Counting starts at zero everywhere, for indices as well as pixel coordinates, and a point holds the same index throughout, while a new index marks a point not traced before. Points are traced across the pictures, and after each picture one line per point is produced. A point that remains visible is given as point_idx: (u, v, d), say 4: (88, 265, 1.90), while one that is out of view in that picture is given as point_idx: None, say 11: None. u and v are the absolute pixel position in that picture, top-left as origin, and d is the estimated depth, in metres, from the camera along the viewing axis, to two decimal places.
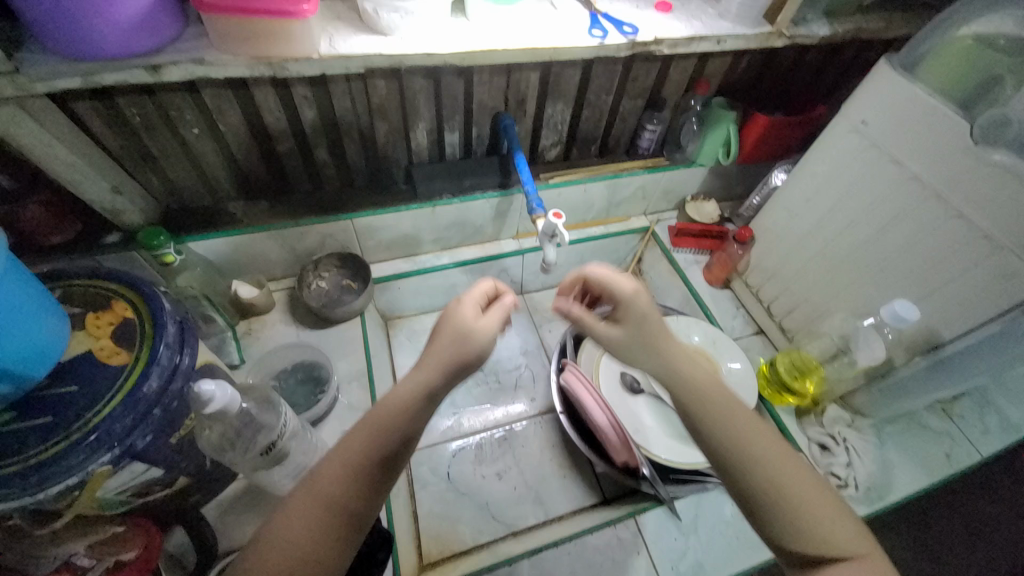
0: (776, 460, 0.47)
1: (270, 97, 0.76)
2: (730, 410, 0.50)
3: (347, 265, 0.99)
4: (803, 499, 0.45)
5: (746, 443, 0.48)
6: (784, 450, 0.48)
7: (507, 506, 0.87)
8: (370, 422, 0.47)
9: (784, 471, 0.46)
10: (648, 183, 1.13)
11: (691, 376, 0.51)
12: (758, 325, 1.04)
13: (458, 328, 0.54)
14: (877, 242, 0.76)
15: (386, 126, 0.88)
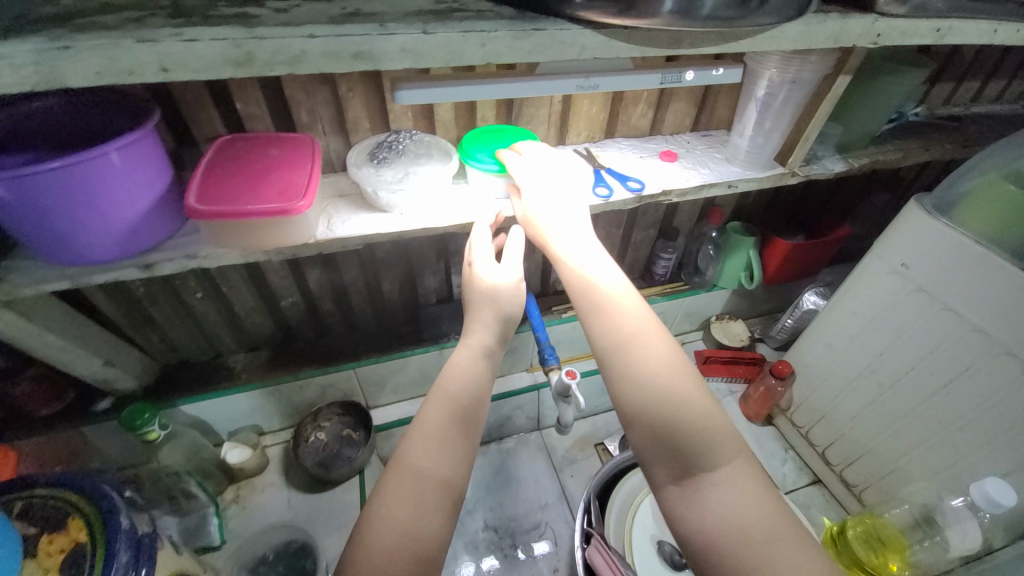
0: (658, 376, 0.49)
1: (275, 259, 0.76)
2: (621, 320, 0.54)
3: (348, 414, 0.91)
4: (685, 412, 0.48)
5: (636, 360, 0.51)
6: (655, 339, 0.53)
7: None
8: (441, 397, 0.53)
9: (666, 385, 0.49)
10: (668, 309, 1.07)
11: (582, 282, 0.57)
12: (814, 473, 0.90)
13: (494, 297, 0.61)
14: (945, 397, 0.65)
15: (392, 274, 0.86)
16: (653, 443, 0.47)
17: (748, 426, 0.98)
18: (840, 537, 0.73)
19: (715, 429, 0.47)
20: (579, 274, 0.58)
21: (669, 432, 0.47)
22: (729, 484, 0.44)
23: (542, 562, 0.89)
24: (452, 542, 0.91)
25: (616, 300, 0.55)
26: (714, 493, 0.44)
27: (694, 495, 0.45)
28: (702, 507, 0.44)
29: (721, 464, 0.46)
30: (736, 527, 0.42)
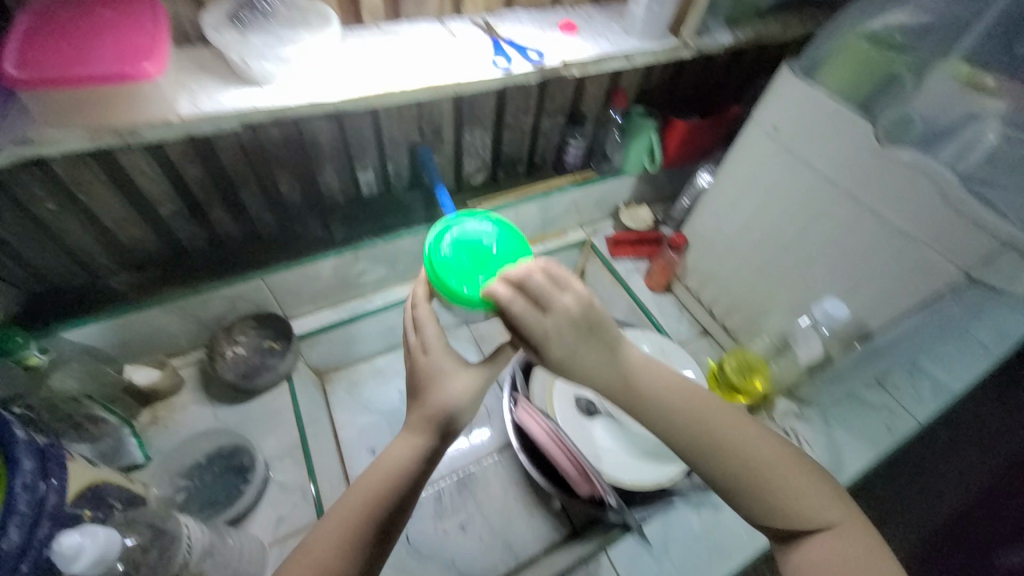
0: (765, 458, 0.51)
1: (142, 159, 0.67)
2: (709, 424, 0.52)
3: (266, 324, 0.89)
4: (778, 454, 0.52)
5: (739, 465, 0.51)
6: (737, 423, 0.53)
7: (474, 560, 0.83)
8: (362, 491, 0.50)
9: (778, 466, 0.51)
10: (580, 198, 1.11)
11: (661, 397, 0.53)
12: (702, 325, 1.04)
13: (438, 390, 0.57)
14: (800, 242, 0.77)
15: (287, 173, 0.80)
16: (755, 497, 0.51)
17: (651, 297, 1.09)
18: (719, 370, 0.92)
19: (800, 481, 0.51)
20: (674, 422, 0.52)
21: (768, 475, 0.51)
22: (827, 501, 0.51)
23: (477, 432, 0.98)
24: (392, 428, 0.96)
25: (700, 407, 0.53)
26: (836, 537, 0.50)
27: (795, 505, 0.50)
28: (803, 514, 0.50)
29: (815, 487, 0.51)
30: (839, 545, 0.49)
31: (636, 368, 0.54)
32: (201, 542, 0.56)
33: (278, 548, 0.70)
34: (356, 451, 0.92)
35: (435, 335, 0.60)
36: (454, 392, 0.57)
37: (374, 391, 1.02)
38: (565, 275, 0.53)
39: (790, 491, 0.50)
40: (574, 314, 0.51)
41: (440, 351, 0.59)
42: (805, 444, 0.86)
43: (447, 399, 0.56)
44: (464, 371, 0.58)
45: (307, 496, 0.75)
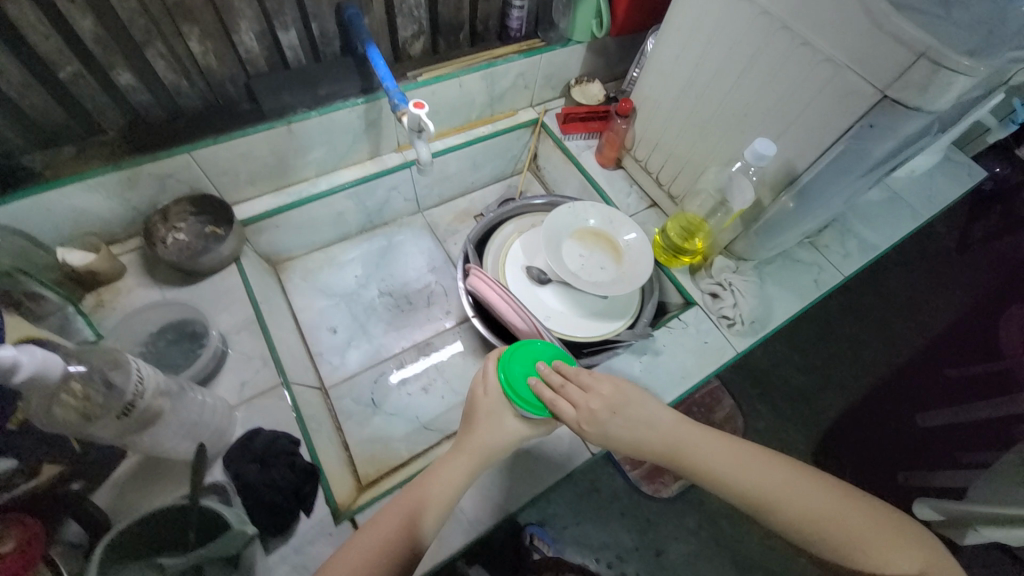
0: (812, 513, 0.64)
1: (20, 4, 0.60)
2: (757, 484, 0.66)
3: (205, 209, 0.87)
4: (825, 511, 0.64)
5: (778, 498, 0.65)
6: (772, 469, 0.67)
7: (437, 414, 0.90)
8: (409, 498, 0.64)
9: (820, 517, 0.63)
10: (527, 69, 1.05)
11: (714, 470, 0.68)
12: (651, 198, 1.06)
13: (489, 424, 0.71)
14: (739, 89, 0.77)
15: (197, 30, 0.73)
16: (810, 539, 0.64)
17: (602, 172, 1.10)
18: (664, 236, 0.98)
19: (837, 522, 0.63)
20: (723, 479, 0.67)
21: (818, 526, 0.63)
22: (864, 536, 0.62)
23: (436, 309, 1.02)
24: (351, 309, 0.99)
25: (744, 463, 0.68)
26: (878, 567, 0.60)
27: (842, 544, 0.62)
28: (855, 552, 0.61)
29: (862, 530, 0.63)
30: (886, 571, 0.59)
31: (680, 434, 0.71)
32: (153, 384, 0.58)
33: (244, 408, 0.74)
34: (317, 330, 0.95)
35: (495, 382, 0.74)
36: (496, 443, 0.70)
37: (330, 277, 1.02)
38: (612, 388, 0.72)
39: (843, 538, 0.62)
40: (609, 393, 0.72)
41: (494, 400, 0.73)
42: (738, 294, 0.91)
43: (493, 439, 0.70)
44: (510, 431, 0.70)
45: (267, 362, 0.78)
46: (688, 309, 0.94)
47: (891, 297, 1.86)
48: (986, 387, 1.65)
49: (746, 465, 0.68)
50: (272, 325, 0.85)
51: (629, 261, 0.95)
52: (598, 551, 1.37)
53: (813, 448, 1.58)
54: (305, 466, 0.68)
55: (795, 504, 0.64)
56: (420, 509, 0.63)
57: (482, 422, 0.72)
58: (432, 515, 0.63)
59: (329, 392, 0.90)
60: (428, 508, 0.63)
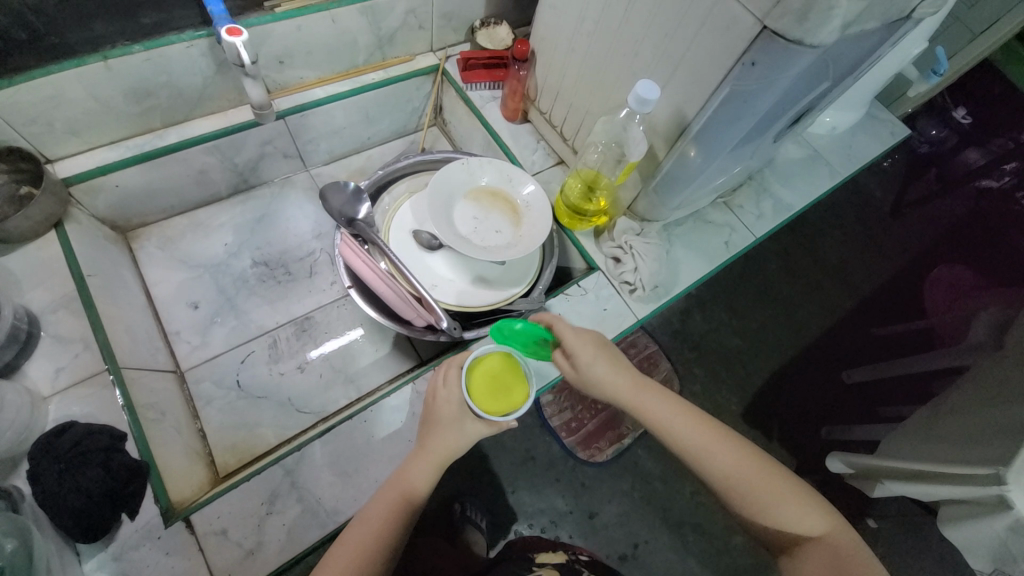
0: (762, 487, 0.60)
1: None
2: (718, 451, 0.62)
3: (18, 164, 0.73)
4: (778, 489, 0.60)
5: (733, 469, 0.61)
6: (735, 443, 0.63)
7: (313, 395, 0.82)
8: (379, 509, 0.61)
9: (770, 490, 0.60)
10: (418, 5, 0.92)
11: (679, 434, 0.64)
12: (558, 155, 0.98)
13: (452, 431, 0.66)
14: (628, 24, 0.68)
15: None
16: (753, 511, 0.60)
17: (508, 127, 1.00)
18: (563, 194, 0.89)
19: (786, 501, 0.60)
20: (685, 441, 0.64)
21: (767, 498, 0.60)
22: (810, 514, 0.59)
23: (319, 279, 0.92)
24: (217, 281, 0.88)
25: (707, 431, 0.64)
26: (815, 546, 0.58)
27: (785, 518, 0.59)
28: (797, 528, 0.59)
29: (814, 512, 0.60)
30: (824, 551, 0.57)
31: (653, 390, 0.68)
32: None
33: (58, 399, 0.64)
34: (175, 307, 0.84)
35: (459, 394, 0.66)
36: (461, 446, 0.66)
37: (194, 245, 0.90)
38: (595, 340, 0.68)
39: (792, 513, 0.59)
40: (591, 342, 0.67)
41: (459, 408, 0.66)
42: (639, 258, 0.86)
43: (457, 444, 0.66)
44: (470, 435, 0.66)
45: (90, 345, 0.67)
46: (589, 274, 0.88)
47: (825, 259, 1.87)
48: (907, 344, 1.71)
49: (714, 435, 0.64)
50: (108, 301, 0.73)
51: (525, 224, 0.87)
52: (531, 517, 1.30)
53: (743, 408, 1.59)
54: (127, 463, 0.59)
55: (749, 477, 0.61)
56: (395, 518, 0.61)
57: (445, 428, 0.66)
58: (407, 520, 0.62)
59: (186, 375, 0.80)
60: (403, 515, 0.61)
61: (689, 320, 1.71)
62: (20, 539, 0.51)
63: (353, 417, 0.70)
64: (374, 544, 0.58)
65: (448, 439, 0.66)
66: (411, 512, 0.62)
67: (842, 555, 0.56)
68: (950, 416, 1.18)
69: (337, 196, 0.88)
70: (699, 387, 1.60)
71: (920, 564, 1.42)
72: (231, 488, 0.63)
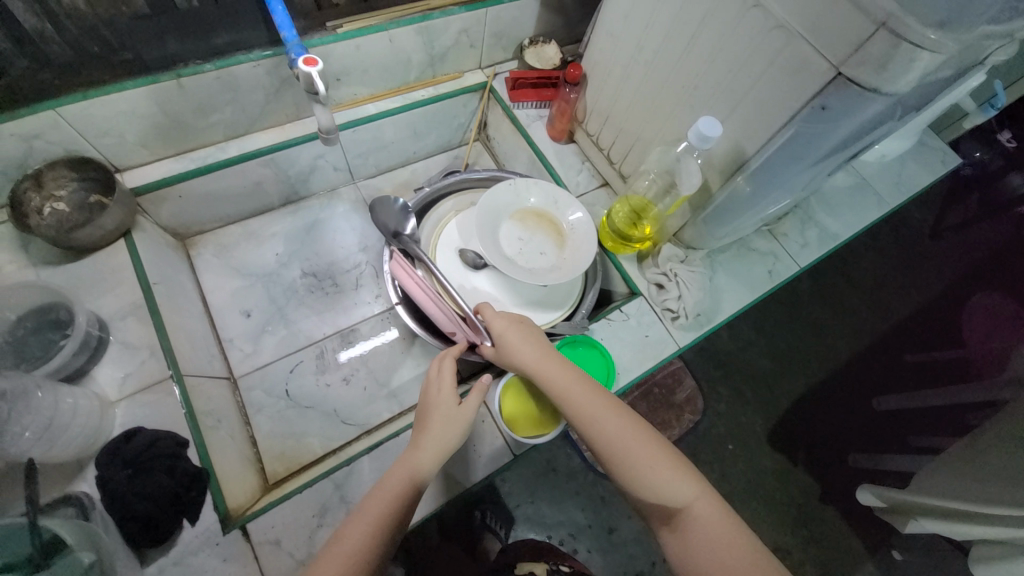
0: (637, 453, 0.55)
1: None
2: (597, 413, 0.59)
3: (89, 173, 0.76)
4: (652, 455, 0.55)
5: (607, 431, 0.57)
6: (619, 410, 0.59)
7: (358, 408, 0.84)
8: (371, 508, 0.55)
9: (645, 456, 0.55)
10: (471, 25, 0.93)
11: (565, 394, 0.61)
12: (603, 177, 0.99)
13: (450, 415, 0.64)
14: (689, 57, 0.67)
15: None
16: (625, 478, 0.55)
17: (553, 146, 1.01)
18: (610, 219, 0.90)
19: (656, 466, 0.54)
20: (569, 402, 0.61)
21: (640, 465, 0.54)
22: (682, 482, 0.53)
23: (365, 292, 0.94)
24: (268, 290, 0.91)
25: (592, 393, 0.60)
26: (688, 518, 0.51)
27: (656, 485, 0.53)
28: (669, 498, 0.53)
29: (685, 480, 0.53)
30: (693, 521, 0.51)
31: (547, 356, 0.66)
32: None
33: (125, 403, 0.66)
34: (229, 314, 0.87)
35: (447, 380, 0.68)
36: (455, 433, 0.63)
37: (247, 254, 0.93)
38: (518, 318, 0.73)
39: (660, 480, 0.53)
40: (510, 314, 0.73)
41: (449, 396, 0.67)
42: (683, 286, 0.86)
43: (456, 428, 0.64)
44: (467, 414, 0.65)
45: (155, 352, 0.70)
46: (632, 300, 0.88)
47: (860, 281, 1.83)
48: (943, 374, 1.65)
49: (597, 399, 0.60)
50: (170, 308, 0.76)
51: (569, 248, 0.88)
52: (552, 528, 1.31)
53: (769, 431, 1.57)
54: (190, 468, 0.62)
55: (625, 442, 0.56)
56: (393, 514, 0.55)
57: (439, 416, 0.64)
58: (405, 519, 0.56)
59: (238, 382, 0.83)
60: (403, 509, 0.56)
61: (717, 339, 1.69)
62: (95, 555, 0.53)
63: (399, 435, 0.72)
64: (373, 540, 0.52)
65: (445, 425, 0.64)
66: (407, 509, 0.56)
67: (712, 523, 0.51)
68: (987, 453, 1.15)
69: (387, 209, 0.89)
70: (724, 406, 1.59)
71: None
72: (285, 498, 0.66)
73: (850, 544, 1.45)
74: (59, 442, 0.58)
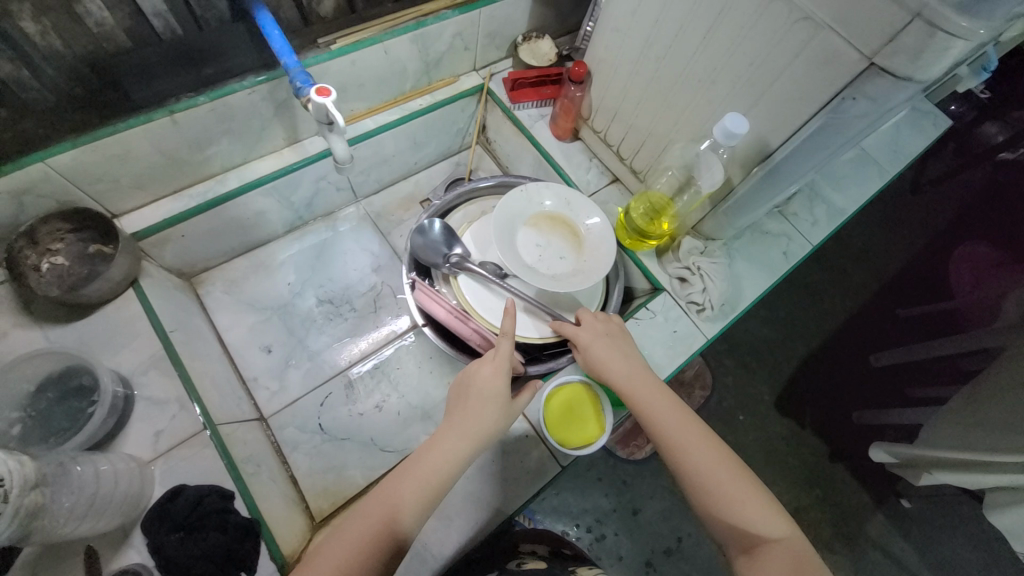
0: (728, 484, 0.55)
1: None
2: (687, 436, 0.59)
3: (85, 224, 0.72)
4: (740, 487, 0.55)
5: (696, 456, 0.58)
6: (708, 439, 0.60)
7: (394, 435, 0.82)
8: (395, 493, 0.53)
9: (737, 487, 0.55)
10: (465, 28, 0.90)
11: (652, 412, 0.62)
12: (613, 174, 0.97)
13: (492, 406, 0.60)
14: (705, 51, 0.66)
15: (25, 4, 0.55)
16: (709, 502, 0.56)
17: (558, 145, 0.99)
18: (627, 216, 0.89)
19: (744, 498, 0.55)
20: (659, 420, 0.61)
21: (732, 494, 0.55)
22: (772, 516, 0.54)
23: (385, 313, 0.92)
24: (286, 323, 0.88)
25: (682, 415, 0.62)
26: (773, 550, 0.51)
27: (745, 515, 0.54)
28: (755, 527, 0.53)
29: (773, 515, 0.54)
30: (780, 553, 0.51)
31: (640, 371, 0.67)
32: (23, 476, 0.46)
33: (162, 462, 0.64)
34: (248, 351, 0.84)
35: (501, 367, 0.63)
36: (499, 422, 0.61)
37: (259, 288, 0.90)
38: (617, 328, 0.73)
39: (751, 511, 0.54)
40: (601, 328, 0.72)
41: (504, 382, 0.62)
42: (707, 279, 0.86)
43: (493, 420, 0.60)
44: (515, 410, 0.63)
45: (185, 405, 0.67)
46: (656, 296, 0.88)
47: (852, 244, 1.86)
48: (934, 325, 1.70)
49: (684, 424, 0.61)
50: (192, 356, 0.73)
51: (588, 251, 0.87)
52: (578, 517, 1.33)
53: (778, 400, 1.60)
54: (241, 522, 0.60)
55: (712, 470, 0.57)
56: (419, 491, 0.54)
57: (485, 404, 0.60)
58: (421, 509, 0.53)
59: (270, 421, 0.81)
60: (423, 498, 0.53)
61: None
62: None
63: None
64: (389, 530, 0.50)
65: (488, 412, 0.60)
66: (433, 496, 0.54)
67: (802, 563, 0.50)
68: (987, 401, 1.18)
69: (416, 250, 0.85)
70: (734, 380, 1.62)
71: (953, 542, 1.45)
72: None
73: (862, 498, 1.50)
74: (105, 515, 0.56)
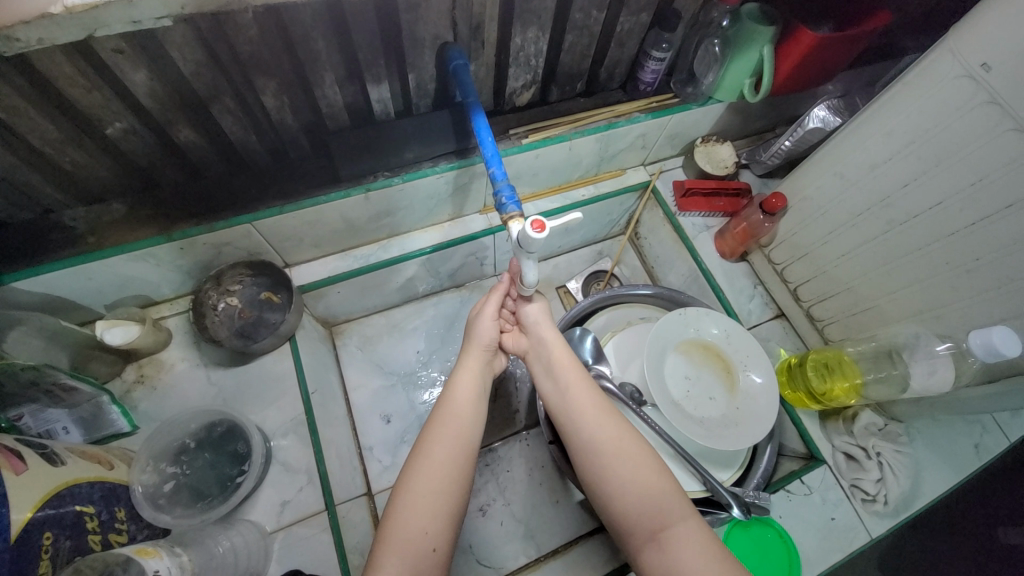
0: (641, 471, 0.55)
1: (67, 69, 0.46)
2: (604, 431, 0.57)
3: (263, 272, 0.76)
4: (649, 476, 0.55)
5: (606, 443, 0.56)
6: (625, 433, 0.57)
7: (494, 547, 0.77)
8: (445, 428, 0.54)
9: (642, 475, 0.54)
10: (651, 130, 0.85)
11: (577, 404, 0.59)
12: (779, 308, 0.87)
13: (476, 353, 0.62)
14: (968, 237, 0.56)
15: (273, 83, 0.57)
16: (613, 490, 0.55)
17: (721, 263, 0.90)
18: (797, 367, 0.78)
19: (658, 485, 0.54)
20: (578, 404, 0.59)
21: (639, 479, 0.54)
22: (675, 498, 0.53)
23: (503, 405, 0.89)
24: (408, 393, 0.87)
25: (596, 405, 0.59)
26: (678, 534, 0.51)
27: (641, 493, 0.53)
28: (656, 510, 0.52)
29: (683, 502, 0.53)
30: (684, 538, 0.51)
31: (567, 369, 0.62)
32: None
33: (282, 536, 0.64)
34: (369, 418, 0.84)
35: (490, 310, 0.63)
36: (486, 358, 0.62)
37: (389, 350, 0.91)
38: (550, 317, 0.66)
39: (659, 497, 0.53)
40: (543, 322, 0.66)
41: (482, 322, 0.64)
42: (888, 470, 0.72)
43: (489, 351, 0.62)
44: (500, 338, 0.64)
45: (314, 480, 0.67)
46: (814, 468, 0.75)
47: None
48: None
49: (600, 415, 0.58)
50: (326, 421, 0.74)
51: (749, 400, 0.74)
52: None
53: None
54: None
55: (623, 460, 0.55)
56: (471, 434, 0.55)
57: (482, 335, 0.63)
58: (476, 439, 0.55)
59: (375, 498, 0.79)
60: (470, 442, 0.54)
61: None
62: None
63: None
64: (453, 460, 0.52)
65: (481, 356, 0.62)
66: (477, 417, 0.56)
67: (705, 548, 0.50)
68: None
69: None
70: None
71: None
72: None
73: None
74: None
